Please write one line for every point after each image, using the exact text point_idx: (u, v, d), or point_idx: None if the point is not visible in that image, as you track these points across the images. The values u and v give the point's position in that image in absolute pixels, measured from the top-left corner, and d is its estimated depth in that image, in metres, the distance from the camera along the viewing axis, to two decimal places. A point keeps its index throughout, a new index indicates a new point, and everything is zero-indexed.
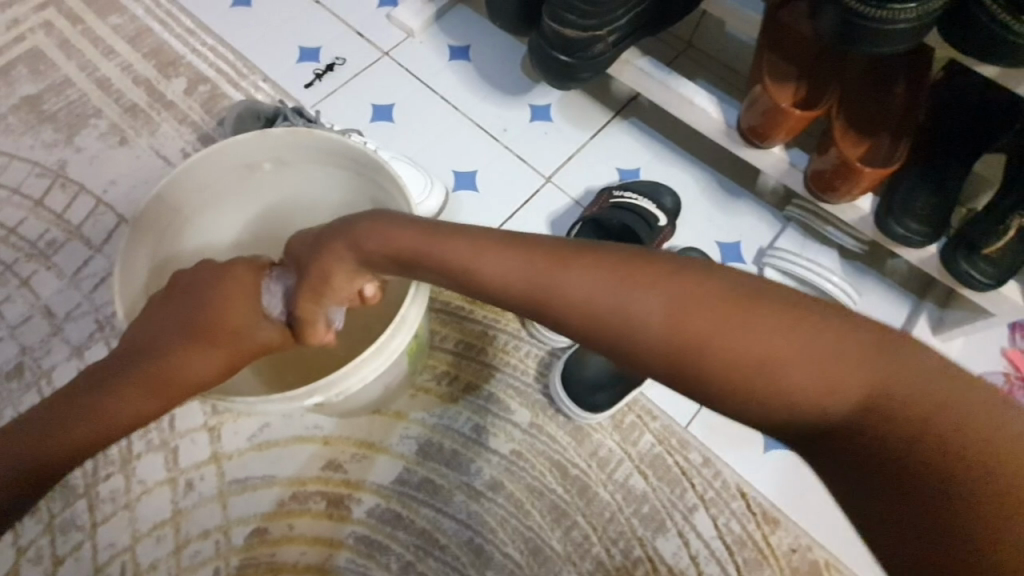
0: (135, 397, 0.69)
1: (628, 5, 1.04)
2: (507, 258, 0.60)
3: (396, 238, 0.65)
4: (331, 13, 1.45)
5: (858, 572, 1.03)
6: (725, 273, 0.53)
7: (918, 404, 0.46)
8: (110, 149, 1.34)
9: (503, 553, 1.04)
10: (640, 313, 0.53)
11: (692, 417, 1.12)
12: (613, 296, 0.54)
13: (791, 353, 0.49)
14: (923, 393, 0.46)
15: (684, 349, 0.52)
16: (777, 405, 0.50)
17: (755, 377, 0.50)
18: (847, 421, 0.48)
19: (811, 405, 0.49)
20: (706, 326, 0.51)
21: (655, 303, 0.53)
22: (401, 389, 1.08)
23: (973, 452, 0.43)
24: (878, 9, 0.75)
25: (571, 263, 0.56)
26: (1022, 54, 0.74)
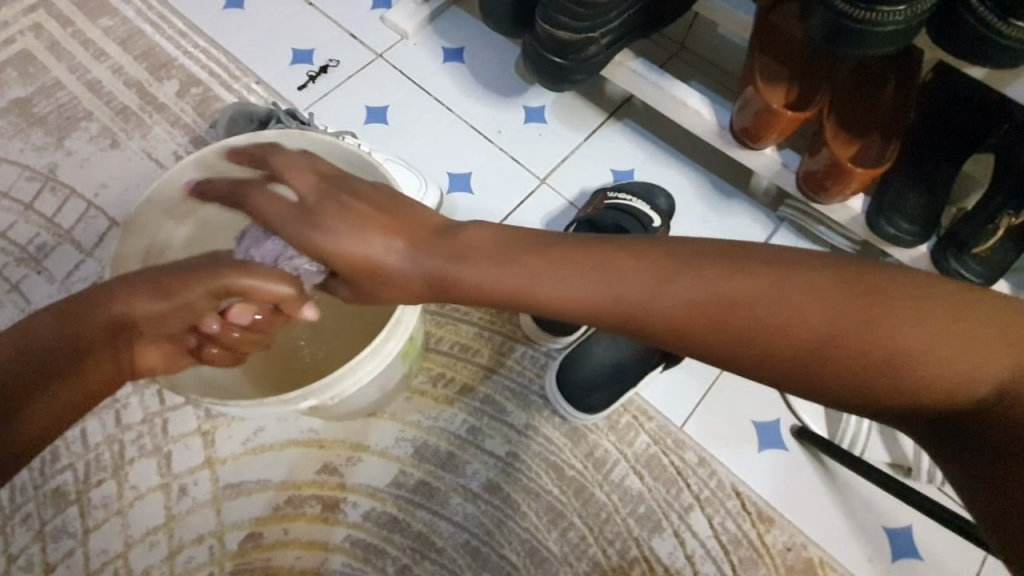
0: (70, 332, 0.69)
1: (622, 7, 1.05)
2: (572, 264, 0.64)
3: (460, 240, 0.69)
4: (325, 15, 1.45)
5: (851, 571, 1.04)
6: (778, 266, 0.59)
7: (965, 350, 0.54)
8: (102, 152, 1.33)
9: (499, 555, 1.04)
10: (710, 309, 0.60)
11: (687, 416, 1.12)
12: (684, 296, 0.60)
13: (852, 334, 0.56)
14: (966, 339, 0.54)
15: (756, 341, 0.58)
16: (846, 380, 0.57)
17: (842, 373, 0.56)
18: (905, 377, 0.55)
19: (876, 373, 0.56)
20: (771, 319, 0.58)
21: (718, 303, 0.59)
22: (397, 392, 1.07)
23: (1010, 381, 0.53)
24: (866, 11, 0.76)
25: (639, 270, 0.62)
26: (1009, 56, 0.75)
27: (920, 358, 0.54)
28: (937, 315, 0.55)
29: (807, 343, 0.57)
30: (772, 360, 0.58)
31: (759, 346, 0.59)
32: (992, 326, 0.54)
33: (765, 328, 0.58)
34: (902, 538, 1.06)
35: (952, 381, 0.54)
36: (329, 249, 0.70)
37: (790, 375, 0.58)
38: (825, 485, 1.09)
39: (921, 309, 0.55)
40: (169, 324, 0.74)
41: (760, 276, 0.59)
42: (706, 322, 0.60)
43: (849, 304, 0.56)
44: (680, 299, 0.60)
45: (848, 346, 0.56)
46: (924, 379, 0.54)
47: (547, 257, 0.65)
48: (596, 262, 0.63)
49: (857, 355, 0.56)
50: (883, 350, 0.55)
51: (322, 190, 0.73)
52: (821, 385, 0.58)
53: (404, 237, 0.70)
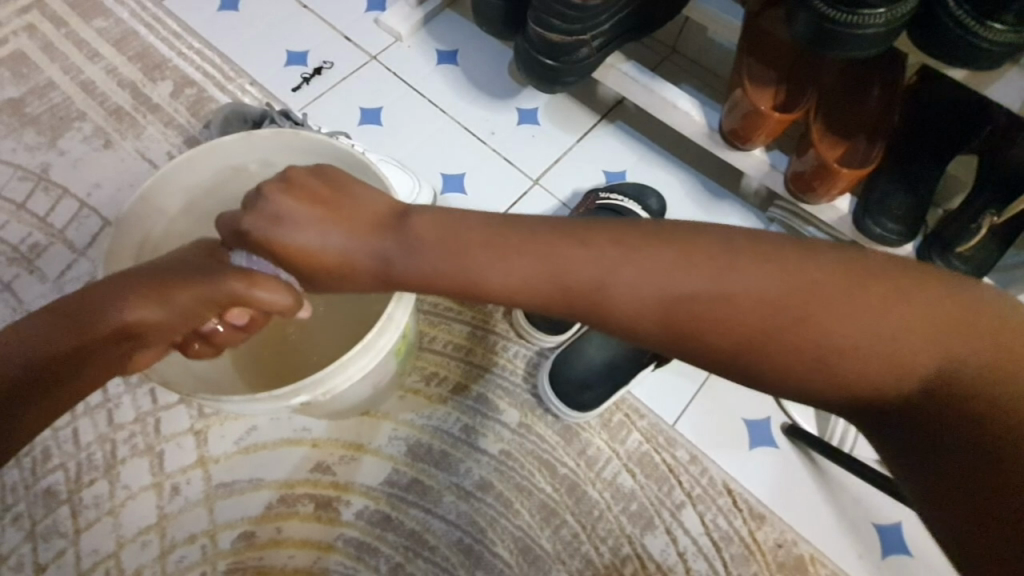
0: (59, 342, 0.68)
1: (612, 10, 1.06)
2: (512, 253, 0.64)
3: (402, 231, 0.69)
4: (319, 17, 1.46)
5: (841, 567, 1.05)
6: (709, 250, 0.59)
7: (895, 332, 0.54)
8: (95, 152, 1.33)
9: (492, 552, 1.04)
10: (649, 296, 0.60)
11: (678, 415, 1.14)
12: (621, 284, 0.61)
13: (782, 319, 0.56)
14: (896, 321, 0.54)
15: (689, 328, 0.59)
16: (780, 366, 0.57)
17: (787, 360, 0.57)
18: (844, 364, 0.55)
19: (810, 361, 0.56)
20: (705, 306, 0.58)
21: (656, 290, 0.60)
22: (390, 391, 1.08)
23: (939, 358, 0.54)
24: (848, 14, 0.78)
25: (574, 254, 0.62)
26: (987, 59, 0.77)
27: (858, 345, 0.55)
28: (870, 297, 0.55)
29: (751, 330, 0.57)
30: (718, 346, 0.59)
31: (705, 335, 0.59)
32: (932, 309, 0.54)
33: (710, 315, 0.58)
34: (891, 534, 1.07)
35: (890, 366, 0.55)
36: (277, 226, 0.72)
37: (736, 363, 0.59)
38: (814, 481, 1.10)
39: (861, 294, 0.55)
40: (174, 330, 0.75)
41: (704, 263, 0.59)
42: (653, 309, 0.60)
43: (792, 289, 0.57)
44: (625, 287, 0.60)
45: (790, 332, 0.56)
46: (863, 364, 0.55)
47: (497, 245, 0.65)
48: (544, 248, 0.63)
49: (799, 341, 0.56)
50: (822, 336, 0.55)
51: (295, 177, 0.74)
52: (765, 371, 0.58)
53: (359, 225, 0.70)
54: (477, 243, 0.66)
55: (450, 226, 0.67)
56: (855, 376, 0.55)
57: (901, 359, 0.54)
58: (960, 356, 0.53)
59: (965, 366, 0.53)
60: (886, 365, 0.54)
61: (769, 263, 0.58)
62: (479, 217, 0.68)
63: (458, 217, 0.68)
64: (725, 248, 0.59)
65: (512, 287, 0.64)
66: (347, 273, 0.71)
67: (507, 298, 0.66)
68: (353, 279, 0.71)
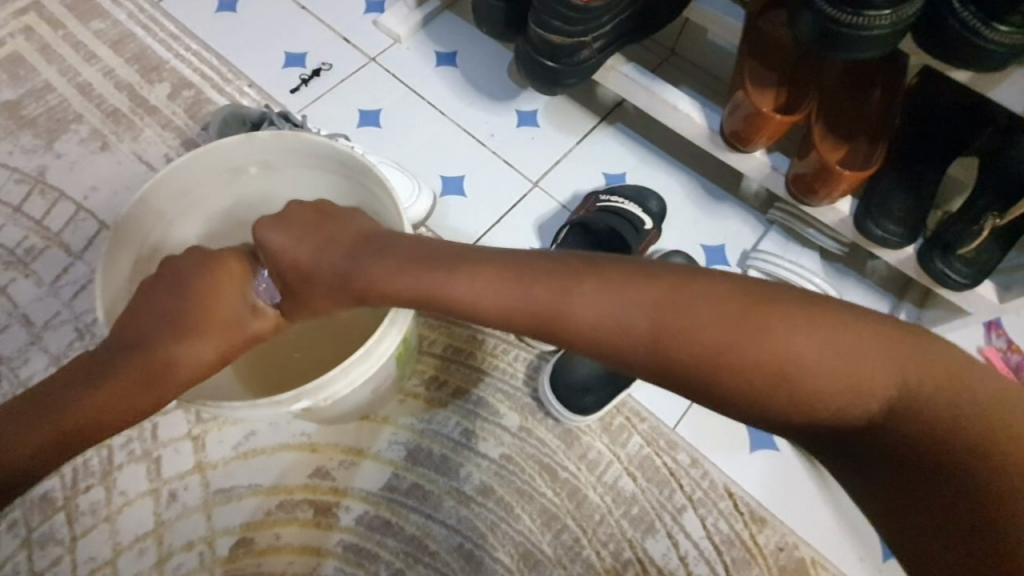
0: (128, 389, 0.72)
1: (612, 12, 1.06)
2: (481, 275, 0.67)
3: (381, 254, 0.73)
4: (318, 19, 1.45)
5: (843, 570, 1.05)
6: (668, 274, 0.61)
7: (856, 355, 0.54)
8: (92, 155, 1.32)
9: (493, 558, 1.04)
10: (611, 317, 0.60)
11: (680, 417, 1.13)
12: (584, 304, 0.61)
13: (740, 340, 0.56)
14: (854, 345, 0.55)
15: (652, 350, 0.59)
16: (742, 389, 0.56)
17: (747, 379, 0.56)
18: (808, 388, 0.54)
19: (772, 384, 0.55)
20: (665, 326, 0.58)
21: (617, 312, 0.60)
22: (389, 395, 1.07)
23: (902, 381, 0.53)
24: (853, 16, 0.77)
25: (539, 277, 0.64)
26: (992, 61, 0.77)
27: (819, 366, 0.54)
28: (824, 321, 0.56)
29: (712, 346, 0.57)
30: (680, 364, 0.58)
31: (665, 352, 0.59)
32: (884, 334, 0.55)
33: (670, 333, 0.58)
34: None
35: (854, 390, 0.53)
36: (273, 225, 0.79)
37: (699, 382, 0.58)
38: (816, 484, 1.09)
39: (813, 316, 0.56)
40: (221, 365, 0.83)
41: (664, 287, 0.60)
42: (616, 327, 0.60)
43: (748, 310, 0.57)
44: (588, 308, 0.61)
45: (750, 349, 0.56)
46: (822, 384, 0.54)
47: (465, 265, 0.68)
48: (512, 272, 0.66)
49: (759, 359, 0.55)
50: (782, 358, 0.55)
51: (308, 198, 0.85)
52: (728, 391, 0.57)
53: (340, 236, 0.77)
54: (445, 262, 0.69)
55: (423, 249, 0.72)
56: (815, 396, 0.54)
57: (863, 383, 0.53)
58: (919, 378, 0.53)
59: (920, 388, 0.52)
60: (845, 385, 0.54)
61: (728, 287, 0.59)
62: (451, 245, 0.72)
63: (433, 245, 0.72)
64: (682, 274, 0.61)
65: (470, 299, 0.66)
66: (315, 286, 0.76)
67: (471, 314, 0.67)
68: (315, 284, 0.76)
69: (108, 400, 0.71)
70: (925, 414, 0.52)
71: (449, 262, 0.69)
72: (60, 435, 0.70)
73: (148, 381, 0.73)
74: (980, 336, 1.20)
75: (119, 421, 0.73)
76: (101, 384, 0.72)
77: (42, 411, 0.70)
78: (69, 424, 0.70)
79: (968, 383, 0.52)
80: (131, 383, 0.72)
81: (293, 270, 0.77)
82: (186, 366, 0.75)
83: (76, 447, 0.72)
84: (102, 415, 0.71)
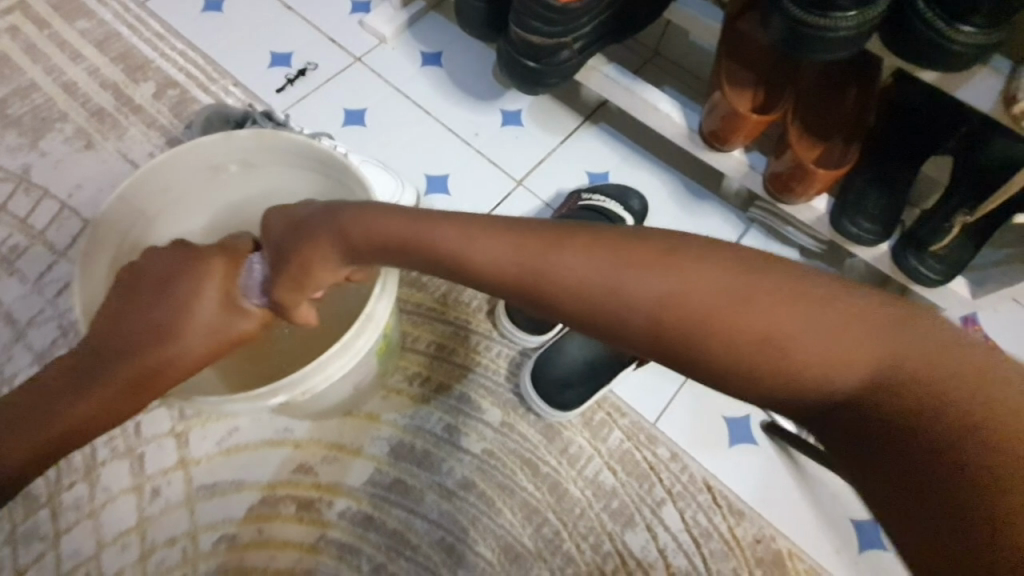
0: (116, 393, 0.73)
1: (592, 14, 1.07)
2: (455, 235, 0.63)
3: (376, 227, 0.67)
4: (304, 19, 1.46)
5: (818, 561, 1.07)
6: (650, 234, 0.57)
7: (841, 330, 0.50)
8: (76, 153, 1.32)
9: (474, 551, 1.05)
10: (588, 279, 0.56)
11: (660, 412, 1.15)
12: (560, 265, 0.57)
13: (720, 307, 0.52)
14: (842, 319, 0.50)
15: (629, 314, 0.55)
16: (722, 357, 0.53)
17: (727, 348, 0.52)
18: (794, 361, 0.51)
19: (754, 353, 0.52)
20: (642, 290, 0.54)
21: (594, 274, 0.56)
22: (372, 390, 1.08)
23: (891, 358, 0.49)
24: (820, 17, 0.79)
25: (513, 236, 0.61)
26: (957, 61, 0.78)
27: (804, 338, 0.50)
28: (812, 293, 0.52)
29: (704, 311, 0.53)
30: (668, 329, 0.54)
31: (656, 318, 0.54)
32: (875, 309, 0.51)
33: (662, 298, 0.54)
34: (868, 530, 1.09)
35: (839, 366, 0.50)
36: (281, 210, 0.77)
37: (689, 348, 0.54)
38: (793, 477, 1.11)
39: (807, 286, 0.52)
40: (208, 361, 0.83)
41: (643, 249, 0.56)
42: (598, 290, 0.56)
43: (730, 278, 0.53)
44: (562, 270, 0.57)
45: (742, 315, 0.52)
46: (808, 359, 0.50)
47: (447, 227, 0.64)
48: (484, 233, 0.62)
49: (755, 328, 0.51)
50: (765, 328, 0.51)
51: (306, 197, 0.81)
52: (719, 361, 0.53)
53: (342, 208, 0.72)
54: (426, 226, 0.65)
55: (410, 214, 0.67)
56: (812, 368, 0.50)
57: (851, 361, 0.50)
58: (908, 359, 0.48)
59: (907, 365, 0.48)
60: (840, 357, 0.50)
61: (708, 251, 0.55)
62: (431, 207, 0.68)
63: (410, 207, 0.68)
64: (663, 238, 0.56)
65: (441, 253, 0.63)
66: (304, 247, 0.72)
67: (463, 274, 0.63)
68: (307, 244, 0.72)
69: (99, 399, 0.73)
70: (915, 396, 0.47)
71: (431, 227, 0.65)
72: (54, 434, 0.72)
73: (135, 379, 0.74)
74: None
75: (111, 416, 0.74)
76: (90, 385, 0.73)
77: (33, 414, 0.72)
78: (62, 424, 0.72)
79: (965, 358, 0.47)
80: (118, 385, 0.73)
81: (291, 231, 0.74)
82: (175, 361, 0.76)
83: (68, 448, 0.74)
84: (92, 412, 0.73)
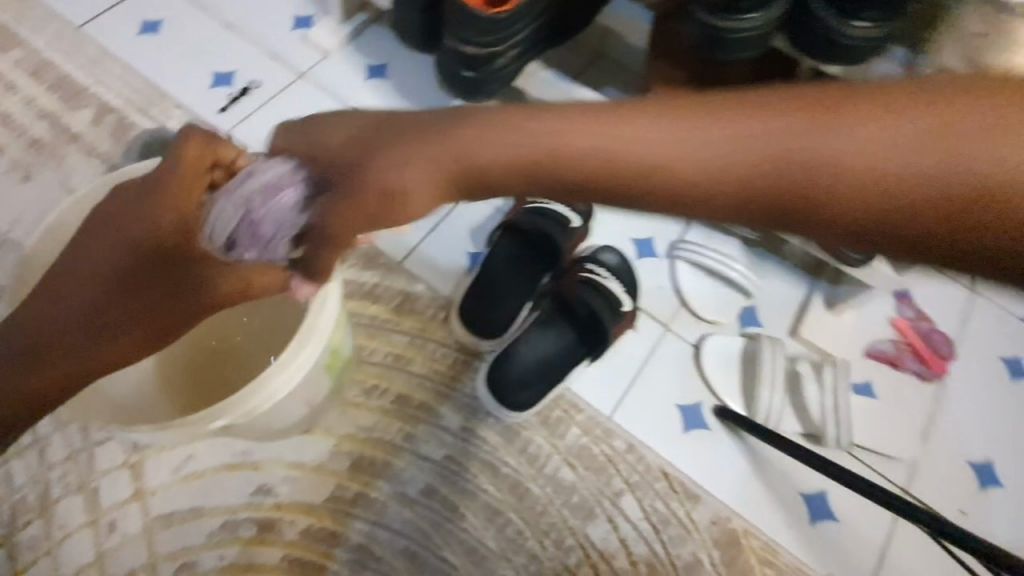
0: (57, 376, 0.77)
1: (523, 22, 1.09)
2: (425, 143, 0.58)
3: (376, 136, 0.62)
4: (245, 38, 1.46)
5: (772, 537, 1.11)
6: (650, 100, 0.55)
7: (885, 142, 0.47)
8: (13, 186, 1.30)
9: (439, 557, 1.07)
10: (591, 152, 0.54)
11: (616, 405, 1.17)
12: (561, 143, 0.54)
13: (746, 151, 0.50)
14: (886, 132, 0.47)
15: (656, 176, 0.53)
16: (764, 200, 0.51)
17: (763, 190, 0.50)
18: (840, 184, 0.48)
19: (795, 188, 0.49)
20: (658, 146, 0.52)
21: (606, 144, 0.54)
22: (328, 406, 1.09)
23: (943, 154, 0.45)
24: (724, 20, 0.83)
25: (509, 122, 0.56)
26: (852, 56, 0.83)
27: (840, 158, 0.48)
28: (842, 112, 0.49)
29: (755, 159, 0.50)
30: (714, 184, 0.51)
31: (705, 172, 0.51)
32: (917, 108, 0.47)
33: (720, 155, 0.50)
34: (818, 503, 1.13)
35: (890, 184, 0.46)
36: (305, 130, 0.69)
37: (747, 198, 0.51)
38: (745, 458, 1.15)
39: (833, 110, 0.49)
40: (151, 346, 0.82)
41: (650, 112, 0.54)
42: (611, 158, 0.53)
43: (752, 119, 0.51)
44: (572, 149, 0.54)
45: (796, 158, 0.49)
46: (855, 176, 0.47)
47: (469, 128, 0.56)
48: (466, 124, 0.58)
49: (804, 159, 0.48)
50: (802, 162, 0.49)
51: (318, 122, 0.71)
52: (784, 212, 0.50)
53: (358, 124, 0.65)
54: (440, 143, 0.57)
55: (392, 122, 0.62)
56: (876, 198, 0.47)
57: (898, 175, 0.46)
58: (959, 150, 0.45)
59: (960, 158, 0.45)
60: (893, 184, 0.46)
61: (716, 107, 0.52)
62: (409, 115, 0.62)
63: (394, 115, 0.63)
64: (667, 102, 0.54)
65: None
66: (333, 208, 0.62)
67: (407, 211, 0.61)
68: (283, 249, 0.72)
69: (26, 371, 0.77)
70: (969, 188, 0.44)
71: (909, 212, 0.46)
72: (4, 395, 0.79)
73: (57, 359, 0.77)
74: (890, 307, 1.25)
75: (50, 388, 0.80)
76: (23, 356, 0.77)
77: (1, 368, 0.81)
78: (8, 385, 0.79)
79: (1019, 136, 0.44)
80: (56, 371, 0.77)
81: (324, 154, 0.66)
82: (92, 358, 0.77)
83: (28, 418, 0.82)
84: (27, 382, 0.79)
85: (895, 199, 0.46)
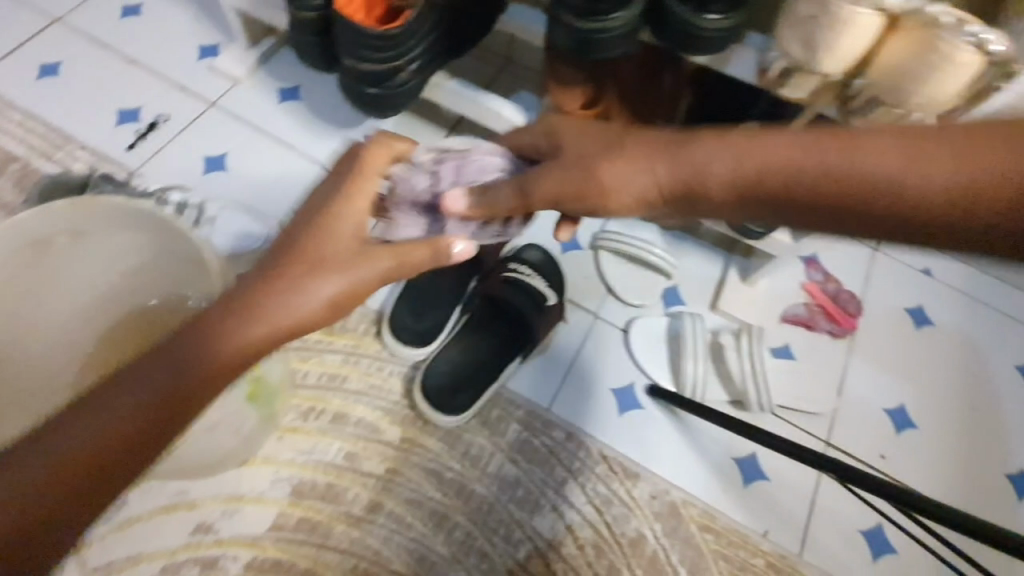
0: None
1: (419, 37, 1.10)
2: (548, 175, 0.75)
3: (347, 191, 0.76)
4: (149, 72, 1.44)
5: (709, 504, 1.16)
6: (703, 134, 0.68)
7: (864, 169, 0.61)
8: None
9: (389, 569, 1.08)
10: (628, 189, 0.71)
11: (552, 397, 1.21)
12: (613, 177, 0.71)
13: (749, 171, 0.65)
14: (879, 156, 0.61)
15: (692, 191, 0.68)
16: (774, 203, 0.65)
17: (801, 189, 0.64)
18: (842, 195, 0.62)
19: (806, 198, 0.64)
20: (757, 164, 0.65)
21: (705, 171, 0.67)
22: (264, 434, 1.09)
23: (951, 175, 0.58)
24: (589, 23, 0.88)
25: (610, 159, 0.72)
26: (711, 46, 0.89)
27: (870, 173, 0.61)
28: (836, 140, 0.63)
29: (772, 166, 0.64)
30: (816, 175, 0.63)
31: (794, 177, 0.64)
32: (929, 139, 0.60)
33: (732, 170, 0.66)
34: (750, 466, 1.19)
35: (885, 190, 0.60)
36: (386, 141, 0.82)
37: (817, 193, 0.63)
38: (679, 432, 1.20)
39: (823, 143, 0.63)
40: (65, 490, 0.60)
41: (691, 149, 0.68)
42: (697, 178, 0.67)
43: (765, 149, 0.65)
44: (647, 180, 0.70)
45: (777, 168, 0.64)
46: (861, 183, 0.61)
47: (588, 156, 0.73)
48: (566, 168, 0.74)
49: (789, 180, 0.64)
50: (786, 181, 0.64)
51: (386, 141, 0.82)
52: (786, 203, 0.65)
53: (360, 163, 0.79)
54: (577, 169, 0.73)
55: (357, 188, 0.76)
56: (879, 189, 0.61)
57: (860, 188, 0.61)
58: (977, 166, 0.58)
59: (997, 174, 0.57)
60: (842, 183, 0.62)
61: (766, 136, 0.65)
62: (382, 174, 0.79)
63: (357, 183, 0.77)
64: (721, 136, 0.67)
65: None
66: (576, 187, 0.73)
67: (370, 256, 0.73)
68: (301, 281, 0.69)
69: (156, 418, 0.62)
70: (961, 193, 0.58)
71: (886, 211, 0.61)
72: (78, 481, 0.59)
73: (201, 376, 0.64)
74: (801, 272, 1.32)
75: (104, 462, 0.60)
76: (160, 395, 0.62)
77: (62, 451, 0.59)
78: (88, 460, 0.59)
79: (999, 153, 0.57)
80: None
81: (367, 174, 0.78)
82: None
83: None
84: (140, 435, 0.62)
85: (875, 203, 0.61)
